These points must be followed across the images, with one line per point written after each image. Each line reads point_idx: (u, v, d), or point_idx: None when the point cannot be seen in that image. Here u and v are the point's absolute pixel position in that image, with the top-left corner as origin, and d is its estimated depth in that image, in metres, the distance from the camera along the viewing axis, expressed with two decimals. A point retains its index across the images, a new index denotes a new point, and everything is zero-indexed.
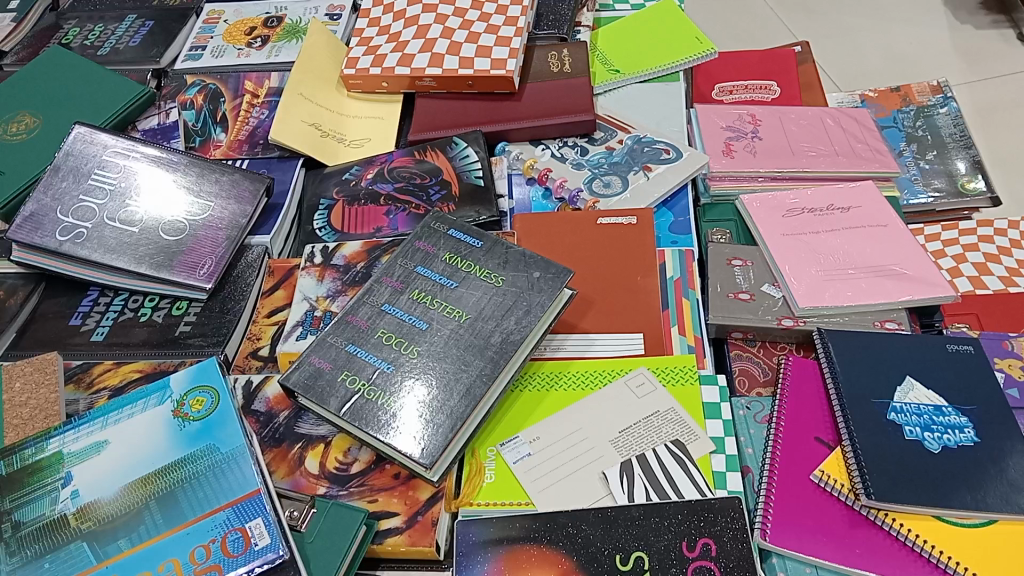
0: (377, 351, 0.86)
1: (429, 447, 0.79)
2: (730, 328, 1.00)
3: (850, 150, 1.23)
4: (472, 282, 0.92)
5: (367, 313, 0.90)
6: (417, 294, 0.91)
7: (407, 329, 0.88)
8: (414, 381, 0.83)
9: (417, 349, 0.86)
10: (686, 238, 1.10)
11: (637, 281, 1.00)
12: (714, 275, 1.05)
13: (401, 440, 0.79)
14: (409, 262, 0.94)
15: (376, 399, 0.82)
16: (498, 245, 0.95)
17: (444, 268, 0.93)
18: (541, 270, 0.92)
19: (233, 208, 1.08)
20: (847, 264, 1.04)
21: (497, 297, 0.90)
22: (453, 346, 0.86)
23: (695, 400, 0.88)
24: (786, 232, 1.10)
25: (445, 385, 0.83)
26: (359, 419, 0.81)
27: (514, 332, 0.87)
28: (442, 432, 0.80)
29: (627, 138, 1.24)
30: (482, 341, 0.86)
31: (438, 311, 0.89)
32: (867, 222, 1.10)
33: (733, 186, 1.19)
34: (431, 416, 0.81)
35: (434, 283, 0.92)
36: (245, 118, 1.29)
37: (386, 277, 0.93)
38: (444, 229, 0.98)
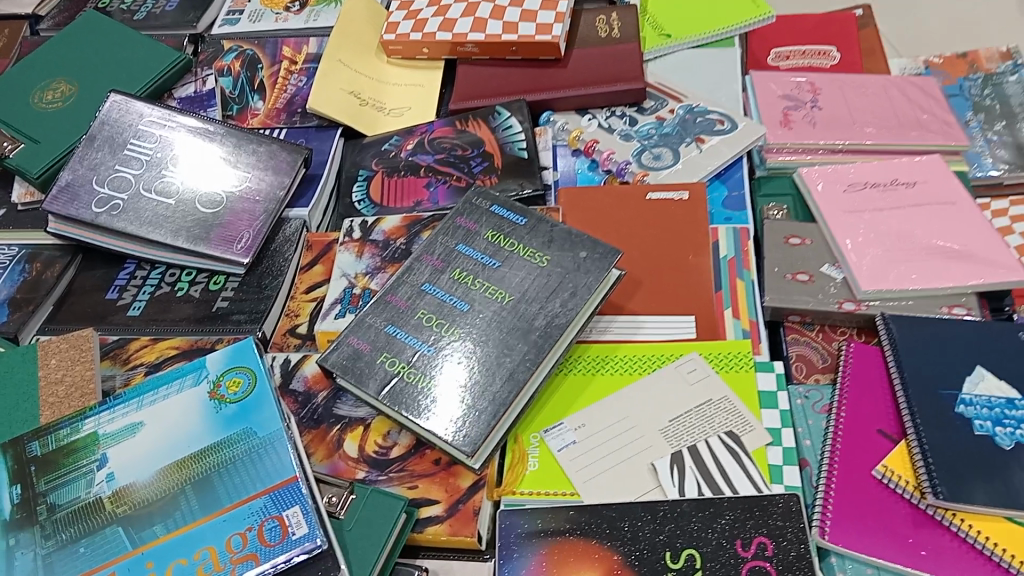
0: (418, 332, 0.83)
1: (471, 434, 0.76)
2: (786, 311, 0.94)
3: (915, 121, 1.17)
4: (516, 262, 0.88)
5: (406, 292, 0.87)
6: (459, 273, 0.88)
7: (448, 309, 0.85)
8: (456, 365, 0.81)
9: (460, 331, 0.83)
10: (740, 215, 1.03)
11: (689, 260, 0.95)
12: (772, 254, 0.99)
13: (443, 426, 0.77)
14: (450, 239, 0.91)
15: (417, 383, 0.80)
16: (545, 222, 0.91)
17: (487, 246, 0.89)
18: (587, 250, 0.87)
19: (271, 180, 1.06)
20: (914, 243, 0.98)
21: (542, 278, 0.86)
22: (497, 329, 0.83)
23: (749, 388, 0.83)
24: (847, 209, 1.04)
25: (487, 369, 0.80)
26: (399, 404, 0.79)
27: (559, 315, 0.83)
28: (484, 417, 0.77)
29: (679, 108, 1.17)
30: (527, 324, 0.83)
31: (481, 291, 0.86)
32: (933, 199, 1.04)
33: (791, 159, 1.13)
34: (473, 401, 0.78)
35: (476, 262, 0.88)
36: (283, 85, 1.25)
37: (426, 255, 0.90)
38: (486, 204, 0.93)
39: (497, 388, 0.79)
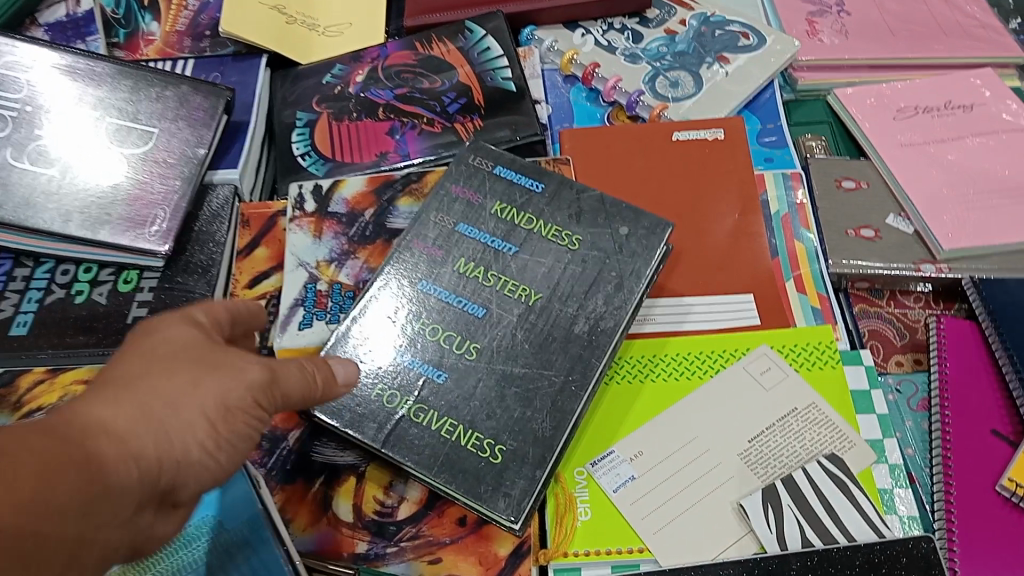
0: (423, 351, 0.63)
1: (514, 495, 0.57)
2: (852, 277, 0.78)
3: (956, 27, 0.99)
4: (537, 246, 0.68)
5: (397, 292, 0.66)
6: (464, 264, 0.67)
7: (459, 317, 0.64)
8: (480, 397, 0.61)
9: (479, 348, 0.63)
10: (783, 154, 0.85)
11: (737, 221, 0.77)
12: (827, 205, 0.82)
13: (472, 485, 0.58)
14: (446, 217, 0.69)
15: (432, 426, 0.60)
16: (567, 188, 0.71)
17: (496, 226, 0.69)
18: (629, 225, 0.68)
19: (184, 134, 0.81)
20: (990, 184, 0.82)
21: (574, 268, 0.66)
22: (526, 341, 0.63)
23: (840, 389, 0.67)
24: (903, 141, 0.87)
25: (521, 400, 0.61)
26: (410, 457, 0.59)
27: (604, 318, 0.64)
28: (526, 468, 0.58)
29: (690, 18, 0.96)
30: (564, 332, 0.63)
31: (497, 289, 0.66)
32: (999, 126, 0.88)
33: (824, 77, 0.95)
34: (510, 446, 0.59)
35: (485, 247, 0.68)
36: (182, 3, 0.98)
37: (416, 239, 0.68)
38: (487, 165, 0.72)
39: (539, 424, 0.60)
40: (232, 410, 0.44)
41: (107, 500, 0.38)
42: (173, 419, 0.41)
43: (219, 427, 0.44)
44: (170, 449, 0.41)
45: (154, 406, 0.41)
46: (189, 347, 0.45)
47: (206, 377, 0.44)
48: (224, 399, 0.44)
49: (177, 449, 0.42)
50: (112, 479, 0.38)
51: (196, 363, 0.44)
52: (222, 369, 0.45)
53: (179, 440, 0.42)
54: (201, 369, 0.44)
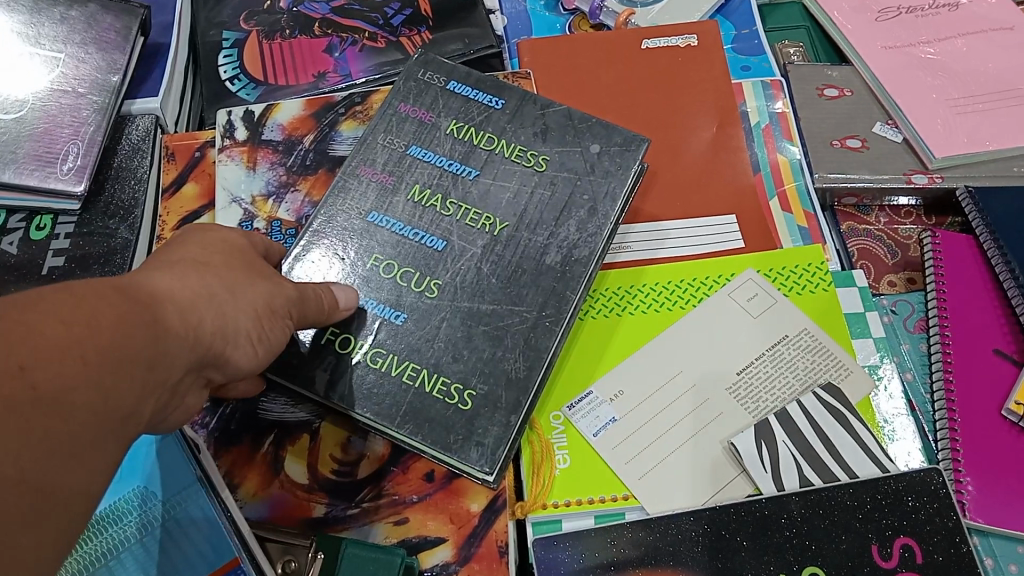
0: (378, 291, 0.56)
1: (487, 444, 0.51)
2: (839, 192, 0.72)
3: None
4: (500, 168, 0.61)
5: (344, 227, 0.58)
6: (418, 192, 0.59)
7: (416, 251, 0.57)
8: (443, 338, 0.54)
9: (440, 284, 0.56)
10: (761, 61, 0.79)
11: (715, 135, 0.71)
12: (808, 114, 0.76)
13: (437, 436, 0.51)
14: (396, 141, 0.62)
15: (392, 371, 0.53)
16: (529, 105, 0.63)
17: (453, 148, 0.61)
18: (600, 143, 0.61)
19: (96, 57, 0.71)
20: (982, 85, 0.76)
21: (542, 192, 0.60)
22: (493, 275, 0.56)
23: (834, 314, 0.62)
24: (887, 43, 0.80)
25: (490, 340, 0.54)
26: (368, 408, 0.52)
27: (578, 245, 0.57)
28: (499, 414, 0.52)
29: None
30: (534, 263, 0.57)
31: (458, 218, 0.58)
32: (988, 23, 0.82)
33: None
34: (481, 390, 0.53)
35: (442, 171, 0.60)
36: None
37: (362, 166, 0.60)
38: (440, 81, 0.64)
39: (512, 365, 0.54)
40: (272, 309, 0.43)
41: (167, 363, 0.35)
42: (232, 304, 0.40)
43: (263, 322, 0.42)
44: (222, 332, 0.39)
45: (215, 287, 0.40)
46: (239, 252, 0.44)
47: (257, 281, 0.43)
48: (267, 296, 0.43)
49: (227, 333, 0.40)
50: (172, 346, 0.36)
51: (248, 268, 0.43)
52: (265, 278, 0.44)
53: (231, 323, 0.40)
54: (250, 268, 0.43)
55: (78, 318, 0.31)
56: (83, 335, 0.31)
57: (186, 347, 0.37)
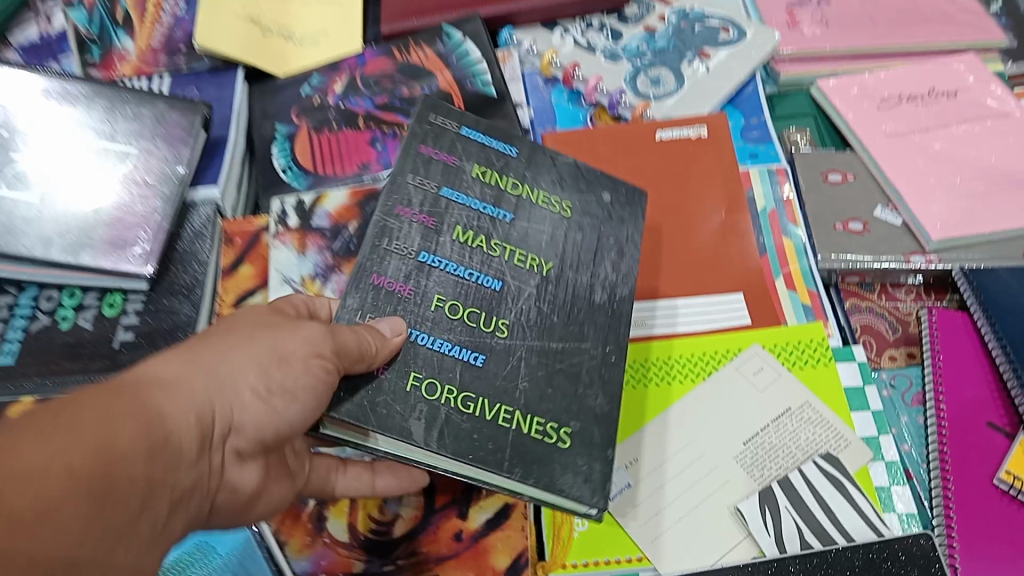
0: (449, 334, 0.53)
1: (596, 479, 0.51)
2: (843, 272, 0.77)
3: (937, 11, 0.98)
4: (533, 216, 0.59)
5: (396, 269, 0.54)
6: (461, 232, 0.57)
7: (473, 292, 0.55)
8: (525, 377, 0.53)
9: (508, 323, 0.54)
10: (767, 150, 0.85)
11: (724, 220, 0.77)
12: (814, 199, 0.81)
13: (543, 471, 0.51)
14: (426, 180, 0.58)
15: (487, 416, 0.51)
16: (543, 154, 0.62)
17: (484, 191, 0.59)
18: (610, 192, 0.62)
19: (165, 152, 0.80)
20: (978, 169, 0.82)
21: (575, 235, 0.59)
22: (553, 312, 0.55)
23: (835, 389, 0.67)
24: (889, 131, 0.86)
25: (569, 378, 0.54)
26: (470, 454, 0.50)
27: (617, 284, 0.58)
28: (598, 450, 0.52)
29: (670, 14, 0.95)
30: (586, 301, 0.57)
31: (507, 260, 0.57)
32: (983, 112, 0.87)
33: (807, 69, 0.94)
34: (574, 428, 0.52)
35: (479, 214, 0.58)
36: (155, 15, 0.96)
37: (397, 206, 0.56)
38: (453, 125, 0.61)
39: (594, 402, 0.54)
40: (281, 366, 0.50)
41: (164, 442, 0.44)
42: (226, 368, 0.49)
43: (274, 379, 0.49)
44: (220, 393, 0.48)
45: (208, 359, 0.48)
46: (254, 317, 0.53)
47: (259, 334, 0.51)
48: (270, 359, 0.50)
49: (228, 397, 0.48)
50: (167, 424, 0.44)
51: (251, 329, 0.51)
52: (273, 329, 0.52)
53: (228, 385, 0.48)
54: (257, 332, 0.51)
55: (63, 429, 0.39)
56: (68, 446, 0.39)
57: (185, 422, 0.46)
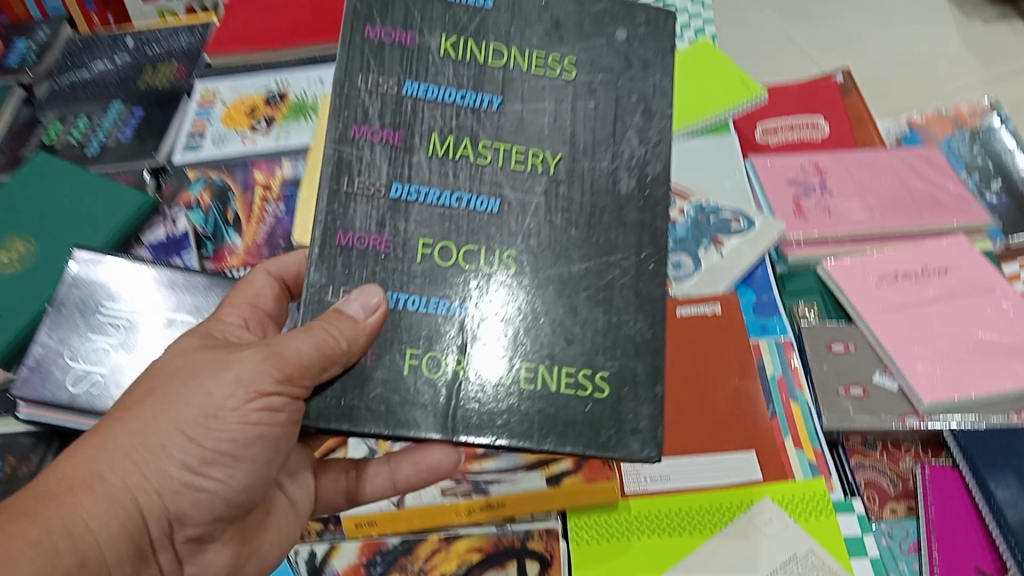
0: (454, 293, 0.64)
1: (645, 431, 0.63)
2: (845, 432, 0.87)
3: (929, 199, 1.12)
4: (529, 81, 0.68)
5: (367, 215, 0.65)
6: (436, 143, 0.66)
7: (470, 218, 0.66)
8: (547, 320, 0.65)
9: (514, 256, 0.65)
10: (776, 323, 0.98)
11: (736, 385, 0.89)
12: (819, 367, 0.92)
13: (596, 419, 0.63)
14: (389, 80, 0.67)
15: (513, 385, 0.63)
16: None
17: (462, 78, 0.67)
18: (625, 28, 0.70)
19: None
20: (965, 339, 0.92)
21: (586, 104, 0.69)
22: (553, 241, 0.66)
23: (836, 537, 0.78)
24: (886, 306, 0.97)
25: (602, 304, 0.66)
26: (500, 430, 0.62)
27: (648, 167, 0.68)
28: (641, 391, 0.64)
29: (689, 206, 1.11)
30: (611, 195, 0.67)
31: (506, 168, 0.67)
32: (972, 287, 0.98)
33: (812, 251, 1.07)
34: (612, 369, 0.64)
35: (460, 107, 0.67)
36: (260, 215, 1.18)
37: (360, 129, 0.66)
38: None
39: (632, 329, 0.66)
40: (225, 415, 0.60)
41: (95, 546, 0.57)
42: (150, 449, 0.59)
43: (206, 447, 0.61)
44: (144, 477, 0.59)
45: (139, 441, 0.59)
46: (180, 364, 0.62)
47: (189, 383, 0.61)
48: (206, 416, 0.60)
49: (155, 477, 0.60)
50: (97, 529, 0.57)
51: (180, 380, 0.61)
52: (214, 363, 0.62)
53: (154, 469, 0.60)
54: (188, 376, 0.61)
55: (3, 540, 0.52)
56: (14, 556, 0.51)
57: (112, 524, 0.58)
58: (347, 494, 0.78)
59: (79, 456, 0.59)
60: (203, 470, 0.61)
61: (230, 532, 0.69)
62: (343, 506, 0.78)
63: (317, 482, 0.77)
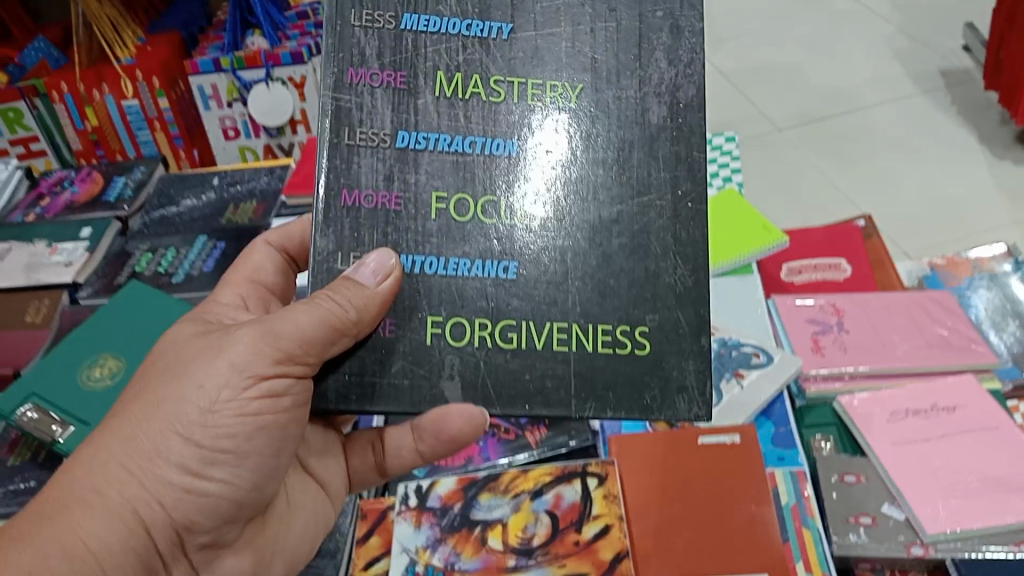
0: (472, 246, 0.73)
1: (693, 386, 0.72)
2: (856, 559, 0.95)
3: (940, 339, 1.20)
4: (541, 1, 0.75)
5: (388, 163, 0.73)
6: (449, 84, 0.74)
7: (485, 164, 0.74)
8: (575, 270, 0.73)
9: (542, 210, 0.73)
10: (793, 453, 1.05)
11: (753, 511, 0.96)
12: (831, 498, 1.00)
13: (641, 372, 0.72)
14: (395, 20, 0.74)
15: (548, 347, 0.72)
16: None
17: (472, 3, 0.74)
18: None
19: None
20: (969, 474, 0.99)
21: (603, 28, 0.75)
22: (573, 180, 0.73)
23: None
24: (897, 439, 1.05)
25: (634, 254, 0.73)
26: (529, 402, 0.72)
27: (670, 92, 0.74)
28: (682, 345, 0.72)
29: (712, 341, 1.20)
30: (640, 126, 0.74)
31: (522, 107, 0.74)
32: (978, 424, 1.05)
33: (829, 386, 1.15)
34: (652, 325, 0.72)
35: (470, 40, 0.74)
36: None
37: (369, 76, 0.73)
38: None
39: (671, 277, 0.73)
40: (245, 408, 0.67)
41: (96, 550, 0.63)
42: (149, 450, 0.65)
43: (204, 445, 0.67)
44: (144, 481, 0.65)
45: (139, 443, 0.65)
46: (180, 356, 0.70)
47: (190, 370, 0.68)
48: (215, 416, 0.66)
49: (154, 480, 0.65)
50: (99, 531, 0.63)
51: (177, 376, 0.68)
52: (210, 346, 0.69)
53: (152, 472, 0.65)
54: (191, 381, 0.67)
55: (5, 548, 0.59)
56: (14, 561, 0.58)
57: (111, 525, 0.63)
58: (376, 467, 0.88)
59: (76, 474, 0.65)
60: (204, 471, 0.67)
61: (245, 539, 0.75)
62: (375, 476, 0.88)
63: (347, 460, 0.87)
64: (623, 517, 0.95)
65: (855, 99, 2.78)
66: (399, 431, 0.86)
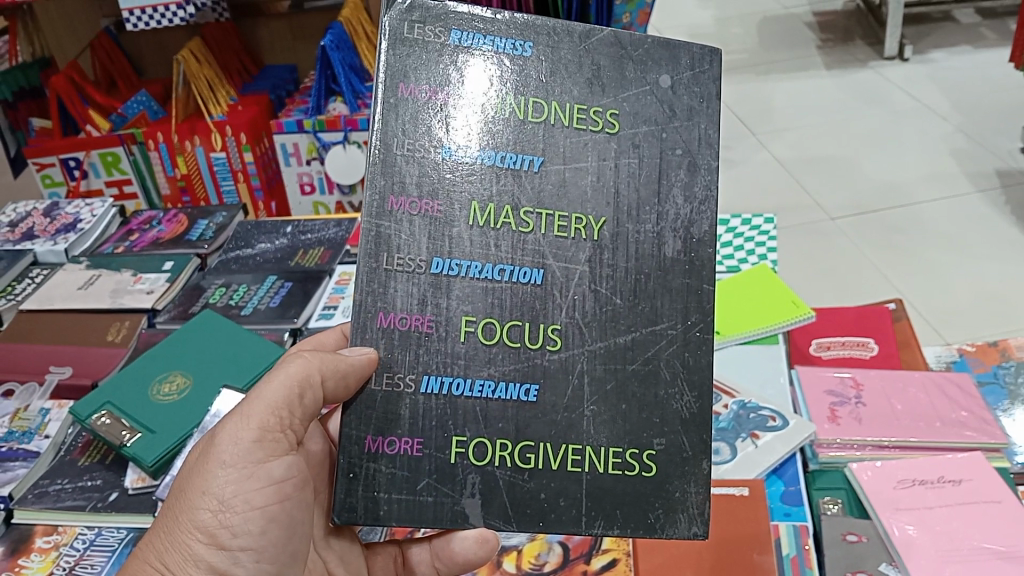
0: (499, 368, 0.80)
1: (691, 512, 0.81)
2: None
3: (953, 418, 1.25)
4: (570, 136, 0.82)
5: (422, 286, 0.80)
6: (481, 212, 0.81)
7: (513, 289, 0.81)
8: (590, 391, 0.81)
9: (558, 329, 0.81)
10: (799, 510, 1.11)
11: (755, 558, 1.01)
12: (832, 554, 1.05)
13: (639, 500, 0.80)
14: (430, 153, 0.81)
15: (563, 466, 0.80)
16: (556, 49, 0.83)
17: (502, 138, 0.82)
18: (668, 75, 0.84)
19: None
20: (965, 541, 1.03)
21: (628, 167, 0.83)
22: (592, 309, 0.81)
23: None
24: (899, 506, 1.09)
25: (642, 381, 0.82)
26: (541, 520, 0.79)
27: (687, 228, 0.83)
28: (678, 467, 0.81)
29: (732, 402, 1.28)
30: (658, 261, 0.82)
31: (551, 235, 0.81)
32: (980, 498, 1.09)
33: (841, 453, 1.20)
34: (658, 449, 0.81)
35: (506, 171, 0.81)
36: None
37: (405, 204, 0.80)
38: (444, 38, 0.82)
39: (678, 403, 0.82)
40: (254, 473, 0.78)
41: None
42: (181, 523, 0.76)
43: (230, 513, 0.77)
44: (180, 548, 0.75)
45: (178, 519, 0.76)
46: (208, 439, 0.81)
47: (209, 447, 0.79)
48: (231, 487, 0.77)
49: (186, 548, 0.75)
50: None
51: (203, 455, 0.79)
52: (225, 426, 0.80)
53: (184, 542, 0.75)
54: (209, 461, 0.78)
55: None
56: None
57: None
58: None
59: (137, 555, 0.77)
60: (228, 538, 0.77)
61: None
62: None
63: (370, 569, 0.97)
64: (631, 552, 1.04)
65: (907, 195, 2.84)
66: (419, 547, 0.99)
